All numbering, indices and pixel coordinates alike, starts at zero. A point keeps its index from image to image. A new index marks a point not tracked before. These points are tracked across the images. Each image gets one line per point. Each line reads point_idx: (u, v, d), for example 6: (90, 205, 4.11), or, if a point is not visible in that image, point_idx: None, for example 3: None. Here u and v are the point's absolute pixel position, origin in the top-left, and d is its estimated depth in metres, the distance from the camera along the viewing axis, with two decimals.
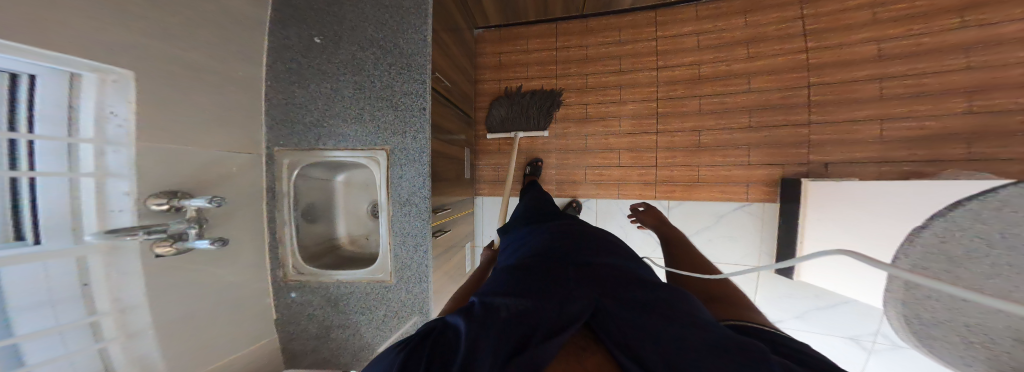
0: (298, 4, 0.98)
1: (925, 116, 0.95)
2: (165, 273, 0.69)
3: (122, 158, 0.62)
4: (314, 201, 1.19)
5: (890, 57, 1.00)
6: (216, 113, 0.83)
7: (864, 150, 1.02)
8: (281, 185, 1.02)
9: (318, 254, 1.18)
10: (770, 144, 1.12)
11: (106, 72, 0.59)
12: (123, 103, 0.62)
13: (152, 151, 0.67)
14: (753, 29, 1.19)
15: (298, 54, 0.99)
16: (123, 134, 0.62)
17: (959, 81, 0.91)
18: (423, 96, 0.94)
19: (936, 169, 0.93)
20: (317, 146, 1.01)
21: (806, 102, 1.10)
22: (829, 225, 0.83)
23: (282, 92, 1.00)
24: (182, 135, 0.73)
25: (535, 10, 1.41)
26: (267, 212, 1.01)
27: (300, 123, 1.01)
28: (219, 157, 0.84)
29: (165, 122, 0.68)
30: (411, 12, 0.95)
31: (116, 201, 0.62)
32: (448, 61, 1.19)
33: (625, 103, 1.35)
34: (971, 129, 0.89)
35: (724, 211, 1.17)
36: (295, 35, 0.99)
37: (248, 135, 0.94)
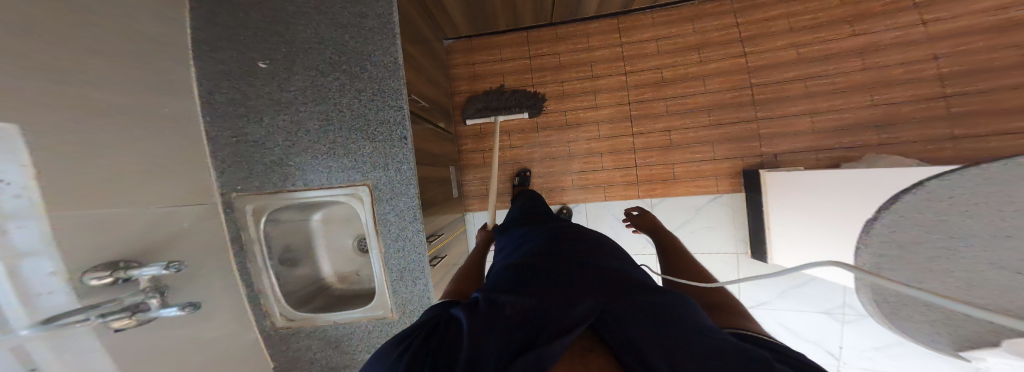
0: (232, 24, 0.84)
1: (842, 108, 1.15)
2: (132, 347, 0.58)
3: (32, 234, 0.44)
4: (292, 242, 1.10)
5: (811, 59, 1.18)
6: (138, 153, 0.67)
7: (805, 141, 1.18)
8: (249, 233, 0.91)
9: (306, 297, 1.08)
10: (729, 140, 1.26)
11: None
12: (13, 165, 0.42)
13: (60, 217, 0.50)
14: (701, 35, 1.31)
15: (239, 82, 0.85)
16: (25, 205, 0.43)
17: (860, 80, 1.13)
18: (402, 124, 0.88)
19: (858, 154, 1.13)
20: (284, 188, 0.91)
21: (753, 100, 1.25)
22: (785, 209, 0.94)
23: (228, 128, 0.86)
24: (94, 189, 0.57)
25: (504, 20, 1.40)
26: (240, 264, 0.91)
27: (259, 164, 0.88)
28: (164, 214, 0.71)
29: (67, 183, 0.52)
30: (375, 31, 0.86)
31: (39, 285, 0.45)
32: (420, 79, 1.13)
33: (601, 107, 1.41)
34: (874, 118, 1.11)
35: (701, 204, 1.29)
36: (232, 60, 0.85)
37: (192, 182, 0.80)
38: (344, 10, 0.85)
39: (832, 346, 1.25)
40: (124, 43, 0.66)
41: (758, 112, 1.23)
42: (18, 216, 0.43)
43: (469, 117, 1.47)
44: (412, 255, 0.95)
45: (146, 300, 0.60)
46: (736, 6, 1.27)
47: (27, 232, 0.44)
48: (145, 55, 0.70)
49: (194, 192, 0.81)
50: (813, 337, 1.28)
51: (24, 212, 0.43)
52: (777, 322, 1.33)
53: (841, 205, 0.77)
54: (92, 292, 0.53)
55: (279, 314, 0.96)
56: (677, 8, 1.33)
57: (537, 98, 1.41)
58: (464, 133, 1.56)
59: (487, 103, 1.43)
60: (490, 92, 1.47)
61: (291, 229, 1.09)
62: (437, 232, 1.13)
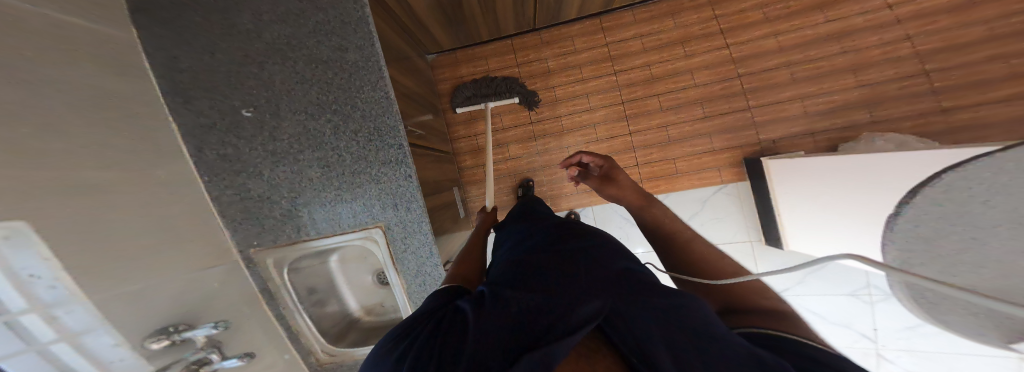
0: (206, 72, 0.77)
1: (830, 90, 1.17)
2: None
3: (81, 314, 0.50)
4: (319, 285, 1.04)
5: (788, 46, 1.21)
6: (162, 224, 0.69)
7: (798, 125, 1.20)
8: (275, 285, 0.92)
9: (341, 333, 1.08)
10: (724, 130, 1.27)
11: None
12: (39, 261, 0.45)
13: (109, 294, 0.55)
14: (684, 29, 1.30)
15: (226, 134, 0.80)
16: (62, 292, 0.48)
17: (839, 64, 1.17)
18: (405, 162, 0.84)
19: (854, 133, 1.16)
20: (298, 239, 0.89)
21: (743, 89, 1.25)
22: (797, 198, 0.97)
23: (229, 185, 0.82)
24: (132, 259, 0.61)
25: (487, 31, 1.36)
26: (275, 313, 0.93)
27: (268, 217, 0.86)
28: (194, 278, 0.73)
29: (86, 262, 0.52)
30: (358, 66, 0.77)
31: (107, 354, 0.54)
32: (410, 106, 1.08)
33: (595, 110, 1.40)
34: (860, 100, 1.15)
35: (705, 196, 1.31)
36: (212, 111, 0.79)
37: (207, 243, 0.80)
38: (320, 43, 0.75)
39: (868, 329, 1.32)
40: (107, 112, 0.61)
41: (752, 100, 1.23)
42: (64, 303, 0.48)
43: (459, 104, 1.44)
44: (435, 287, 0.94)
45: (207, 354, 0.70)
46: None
47: (77, 315, 0.49)
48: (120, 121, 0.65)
49: (209, 254, 0.79)
50: (845, 320, 1.35)
51: (68, 298, 0.48)
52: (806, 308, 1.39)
53: (847, 187, 0.81)
54: (162, 353, 0.64)
55: (322, 350, 1.00)
56: (656, 4, 1.33)
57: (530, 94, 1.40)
58: (462, 150, 1.52)
59: (476, 91, 1.42)
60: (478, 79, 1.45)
61: (311, 275, 1.02)
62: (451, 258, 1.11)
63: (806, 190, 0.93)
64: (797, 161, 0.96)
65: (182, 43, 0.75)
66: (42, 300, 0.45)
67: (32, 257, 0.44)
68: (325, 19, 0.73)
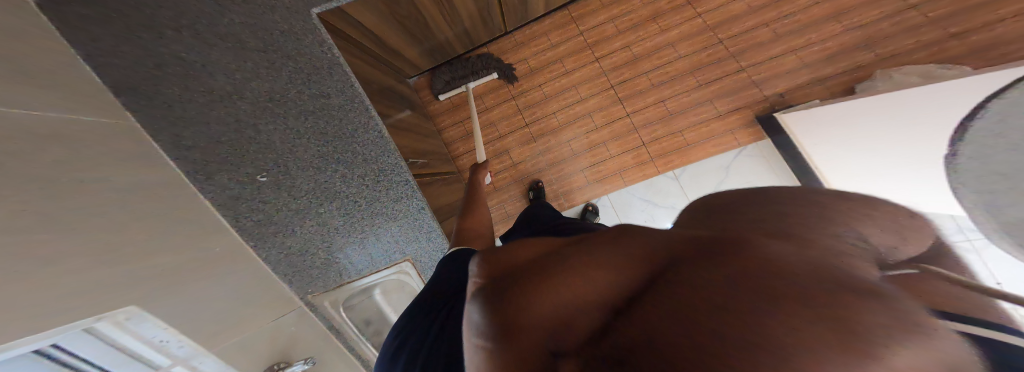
0: (194, 137, 0.63)
1: (821, 39, 1.11)
2: None
3: (212, 362, 0.55)
4: (371, 316, 0.97)
5: (761, 5, 1.17)
6: (237, 274, 0.66)
7: (799, 76, 1.13)
8: (338, 321, 0.87)
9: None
10: (724, 94, 1.20)
11: (113, 314, 0.43)
12: (161, 328, 0.49)
13: (230, 343, 0.59)
14: (651, 6, 1.29)
15: (253, 202, 0.69)
16: (192, 348, 0.53)
17: (822, 12, 1.12)
18: (416, 197, 0.83)
19: (864, 73, 1.07)
20: (344, 281, 0.87)
21: (729, 54, 1.20)
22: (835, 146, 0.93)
23: (272, 247, 0.73)
24: (228, 313, 0.60)
25: (460, 43, 1.31)
26: (343, 344, 0.90)
27: (312, 268, 0.81)
28: (274, 325, 0.71)
29: (206, 316, 0.56)
30: (346, 110, 0.74)
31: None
32: (404, 135, 1.04)
33: (586, 99, 1.36)
34: (864, 38, 1.08)
35: (727, 162, 1.21)
36: (226, 180, 0.66)
37: (277, 293, 0.75)
38: (299, 93, 0.69)
39: None
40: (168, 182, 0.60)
41: (740, 62, 1.19)
42: (199, 354, 0.54)
43: (440, 91, 1.42)
44: None
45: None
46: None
47: (209, 363, 0.55)
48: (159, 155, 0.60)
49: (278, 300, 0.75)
50: None
51: (198, 352, 0.53)
52: None
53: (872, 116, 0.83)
54: None
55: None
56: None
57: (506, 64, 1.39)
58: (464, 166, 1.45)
59: (454, 73, 1.39)
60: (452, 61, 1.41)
61: (363, 308, 0.94)
62: None
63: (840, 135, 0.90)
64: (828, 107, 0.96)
65: (154, 113, 0.60)
66: (178, 354, 0.51)
67: (154, 327, 0.48)
68: (296, 68, 0.67)
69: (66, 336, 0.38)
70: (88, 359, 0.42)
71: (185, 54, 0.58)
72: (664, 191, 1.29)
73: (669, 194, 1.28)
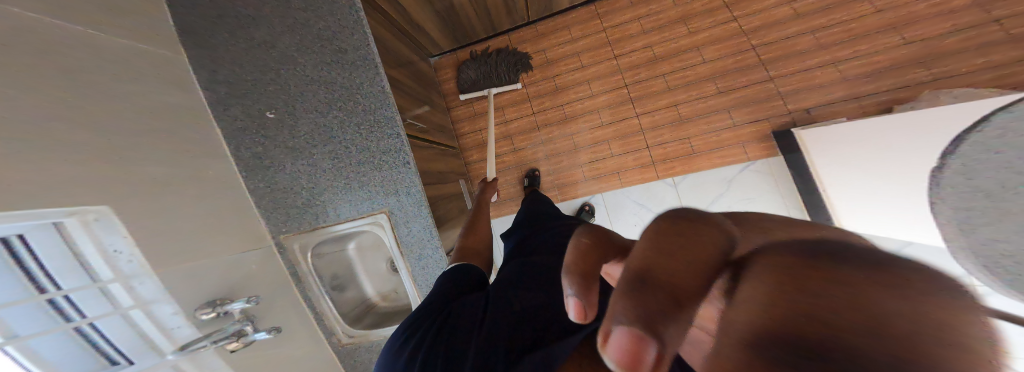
0: (230, 78, 0.78)
1: (871, 51, 0.99)
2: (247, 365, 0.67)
3: (152, 286, 0.57)
4: (338, 272, 0.96)
5: (806, 13, 1.07)
6: (202, 205, 0.69)
7: (835, 90, 1.02)
8: (302, 267, 0.86)
9: (359, 315, 0.96)
10: (744, 103, 1.12)
11: (81, 211, 0.50)
12: (119, 237, 0.54)
13: (176, 271, 0.61)
14: (682, 7, 1.22)
15: (257, 135, 0.79)
16: (138, 266, 0.56)
17: (876, 23, 0.99)
18: (403, 150, 0.78)
19: (912, 93, 0.95)
20: (319, 224, 0.83)
21: (760, 61, 1.12)
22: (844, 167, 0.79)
23: (262, 178, 0.80)
24: (185, 241, 0.64)
25: (482, 27, 1.34)
26: (301, 295, 0.85)
27: (293, 207, 0.81)
28: (232, 262, 0.72)
29: (163, 239, 0.60)
30: (359, 65, 0.77)
31: (169, 321, 0.59)
32: (413, 103, 1.09)
33: (597, 95, 1.33)
34: (923, 55, 0.94)
35: (731, 175, 1.16)
36: (242, 114, 0.79)
37: (249, 228, 0.78)
38: (323, 48, 0.76)
39: None
40: (169, 113, 0.69)
41: (770, 71, 1.10)
42: (139, 275, 0.56)
43: (463, 89, 1.46)
44: None
45: (243, 327, 0.67)
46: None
47: (146, 287, 0.57)
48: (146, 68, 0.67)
49: (247, 236, 0.78)
50: None
51: (142, 271, 0.57)
52: None
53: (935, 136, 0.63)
54: (207, 323, 0.65)
55: (342, 330, 0.89)
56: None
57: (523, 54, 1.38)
58: (468, 145, 1.50)
59: (478, 73, 1.41)
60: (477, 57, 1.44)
61: (331, 261, 0.94)
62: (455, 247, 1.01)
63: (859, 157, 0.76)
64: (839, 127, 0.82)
65: (204, 57, 0.77)
66: (122, 270, 0.55)
67: (114, 234, 0.54)
68: (327, 26, 0.75)
69: (29, 229, 0.47)
70: (44, 256, 0.49)
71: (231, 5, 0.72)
72: (662, 197, 1.25)
73: (666, 200, 1.25)
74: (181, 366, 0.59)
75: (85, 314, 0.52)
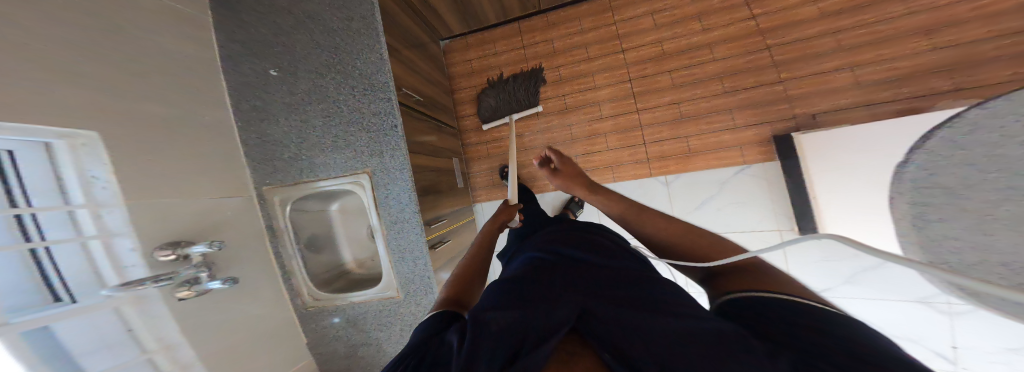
0: (243, 36, 0.84)
1: (891, 57, 0.94)
2: (200, 312, 0.67)
3: (120, 218, 0.58)
4: (314, 233, 1.01)
5: (831, 14, 1.01)
6: (186, 149, 0.72)
7: (846, 96, 0.98)
8: (279, 223, 0.89)
9: (330, 279, 1.01)
10: (750, 105, 1.10)
11: (75, 135, 0.54)
12: (100, 164, 0.56)
13: (147, 207, 0.62)
14: (699, 3, 1.17)
15: (259, 91, 0.85)
16: (112, 195, 0.58)
17: (908, 25, 0.93)
18: (392, 114, 0.81)
19: (927, 103, 0.91)
20: (301, 180, 0.87)
21: (772, 63, 1.07)
22: (840, 175, 0.76)
23: (256, 131, 0.86)
24: (163, 181, 0.66)
25: (493, 13, 1.34)
26: (274, 250, 0.90)
27: (282, 160, 0.86)
28: (211, 205, 0.75)
29: (143, 173, 0.62)
30: (360, 32, 0.80)
31: (126, 257, 0.59)
32: (418, 77, 1.11)
33: (600, 88, 1.30)
34: (951, 62, 0.88)
35: (725, 178, 1.15)
36: (249, 70, 0.85)
37: (234, 178, 0.83)
38: (330, 14, 0.79)
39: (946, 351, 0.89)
40: (176, 58, 0.74)
41: (781, 73, 1.06)
42: (110, 205, 0.57)
43: (486, 119, 1.44)
44: (414, 254, 0.87)
45: (198, 274, 0.66)
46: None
47: (114, 218, 0.58)
48: (170, 16, 0.73)
49: (231, 185, 0.82)
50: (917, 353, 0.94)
51: (113, 201, 0.58)
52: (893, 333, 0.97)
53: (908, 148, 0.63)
54: (165, 264, 0.64)
55: (307, 293, 0.93)
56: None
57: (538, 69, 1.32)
58: (467, 128, 1.51)
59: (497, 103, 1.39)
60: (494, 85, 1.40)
61: (313, 219, 1.00)
62: (440, 217, 1.04)
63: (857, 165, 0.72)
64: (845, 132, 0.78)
65: (223, 14, 0.84)
66: (94, 198, 0.56)
67: (94, 161, 0.56)
68: None
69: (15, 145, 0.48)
70: (23, 173, 0.49)
71: None
72: (653, 195, 1.24)
73: (657, 198, 1.24)
74: (122, 310, 0.57)
75: (46, 238, 0.51)
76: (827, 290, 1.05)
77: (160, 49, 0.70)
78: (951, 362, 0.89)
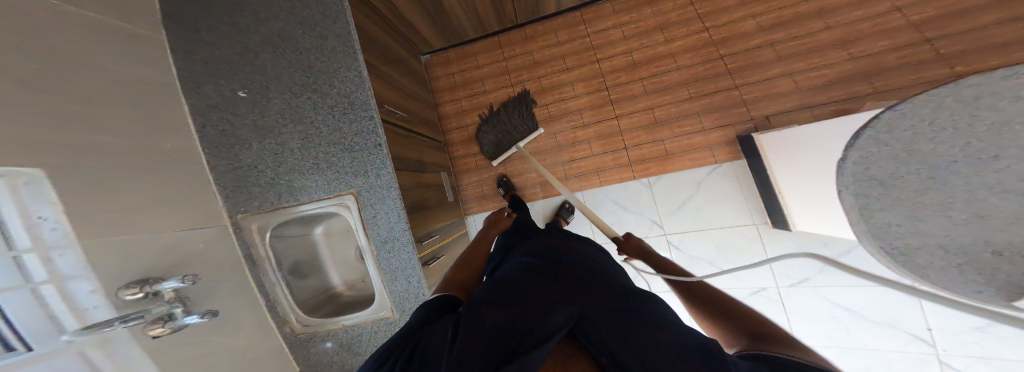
0: (206, 58, 0.79)
1: (820, 65, 1.08)
2: (175, 351, 0.59)
3: (74, 260, 0.50)
4: (298, 259, 0.95)
5: (769, 27, 1.14)
6: (150, 180, 0.66)
7: (792, 101, 1.11)
8: (258, 250, 0.82)
9: (318, 305, 0.94)
10: (714, 110, 1.19)
11: (13, 175, 0.45)
12: (47, 205, 0.49)
13: (103, 245, 0.54)
14: (660, 17, 1.27)
15: (226, 115, 0.80)
16: (63, 236, 0.50)
17: (829, 38, 1.07)
18: (375, 132, 0.79)
19: (855, 105, 1.03)
20: (280, 206, 0.82)
21: (727, 70, 1.18)
22: (795, 170, 0.84)
23: (227, 157, 0.80)
24: (121, 215, 0.59)
25: (471, 28, 1.37)
26: (253, 279, 0.81)
27: (255, 186, 0.81)
28: (180, 239, 0.68)
29: (96, 206, 0.55)
30: (336, 49, 0.78)
31: (85, 300, 0.50)
32: (399, 92, 1.10)
33: (579, 97, 1.36)
34: (866, 69, 1.03)
35: (700, 177, 1.23)
36: (214, 93, 0.80)
37: (204, 208, 0.76)
38: (303, 33, 0.77)
39: (919, 329, 1.01)
40: (130, 83, 0.68)
41: (736, 79, 1.17)
42: (61, 246, 0.49)
43: (493, 156, 1.42)
44: (408, 272, 0.85)
45: (172, 310, 0.60)
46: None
47: (68, 260, 0.50)
48: (120, 38, 0.68)
49: (200, 215, 0.75)
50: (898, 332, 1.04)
51: (66, 242, 0.50)
52: (875, 320, 1.07)
53: (831, 146, 0.73)
54: (130, 305, 0.56)
55: (295, 319, 0.85)
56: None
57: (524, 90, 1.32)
58: (453, 140, 1.51)
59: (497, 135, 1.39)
60: (487, 118, 1.42)
61: (296, 244, 0.95)
62: (431, 233, 1.01)
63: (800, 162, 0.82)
64: (790, 131, 0.88)
65: (183, 36, 0.79)
66: (43, 240, 0.47)
67: (41, 201, 0.48)
68: (309, 12, 0.77)
69: None
70: None
71: None
72: (639, 197, 1.30)
73: (640, 200, 1.30)
74: (87, 354, 0.47)
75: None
76: (805, 280, 1.14)
77: (114, 73, 0.65)
78: (929, 344, 1.00)
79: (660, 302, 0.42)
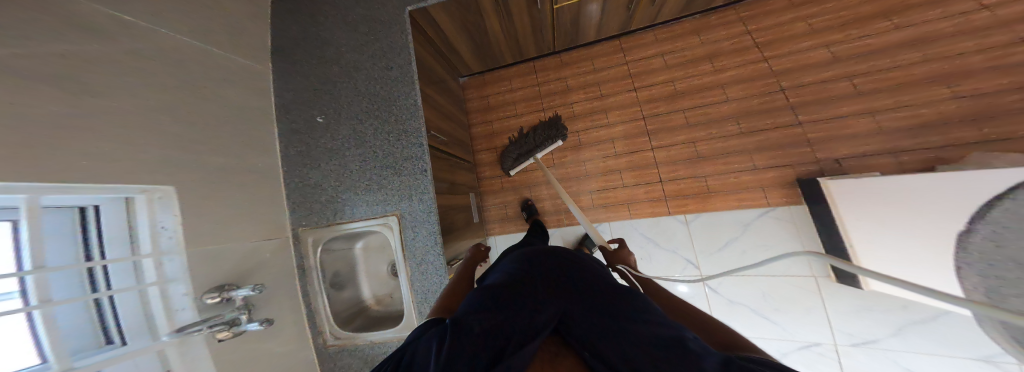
0: (297, 88, 0.92)
1: (912, 103, 0.96)
2: (234, 356, 0.63)
3: (177, 265, 0.59)
4: (339, 271, 1.01)
5: (844, 57, 1.06)
6: (244, 193, 0.76)
7: (869, 143, 1.00)
8: (310, 261, 0.90)
9: (350, 317, 0.97)
10: (770, 148, 1.11)
11: (152, 190, 0.56)
12: (170, 216, 0.58)
13: (202, 252, 0.62)
14: (711, 46, 1.24)
15: (304, 137, 0.91)
16: (174, 244, 0.59)
17: (923, 73, 0.96)
18: (423, 158, 0.85)
19: (956, 154, 0.91)
20: (334, 221, 0.89)
21: (788, 104, 1.11)
22: (897, 227, 0.74)
23: (298, 174, 0.90)
24: (221, 222, 0.67)
25: (510, 53, 1.43)
26: (301, 290, 0.88)
27: (318, 203, 0.89)
28: (253, 249, 0.75)
29: (205, 216, 0.64)
30: (398, 79, 0.87)
31: (178, 301, 0.58)
32: (438, 115, 1.16)
33: (613, 125, 1.35)
34: (972, 112, 0.90)
35: (748, 219, 1.13)
36: (299, 117, 0.92)
37: (274, 219, 0.85)
38: (373, 65, 0.87)
39: None
40: (241, 110, 0.81)
41: (799, 114, 1.09)
42: (170, 252, 0.58)
43: (509, 167, 1.40)
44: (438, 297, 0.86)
45: (238, 316, 0.65)
46: (742, 14, 1.21)
47: (172, 265, 0.58)
48: (236, 69, 0.81)
49: (271, 227, 0.83)
50: None
51: (175, 249, 0.59)
52: None
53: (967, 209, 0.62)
54: (209, 308, 0.62)
55: (330, 331, 0.89)
56: (679, 23, 1.29)
57: (557, 116, 1.31)
58: (482, 161, 1.55)
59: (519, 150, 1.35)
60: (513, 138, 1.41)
61: (339, 258, 1.01)
62: (458, 257, 1.02)
63: (926, 228, 0.69)
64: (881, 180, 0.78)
65: (283, 66, 0.93)
66: (160, 246, 0.58)
67: (165, 214, 0.58)
68: (382, 47, 0.87)
69: (102, 201, 0.53)
70: (107, 225, 0.53)
71: (320, 33, 0.90)
72: (672, 233, 1.22)
73: (675, 237, 1.22)
74: (165, 352, 0.54)
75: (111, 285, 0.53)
76: (870, 341, 0.98)
77: (229, 101, 0.77)
78: None
79: (648, 303, 0.39)
